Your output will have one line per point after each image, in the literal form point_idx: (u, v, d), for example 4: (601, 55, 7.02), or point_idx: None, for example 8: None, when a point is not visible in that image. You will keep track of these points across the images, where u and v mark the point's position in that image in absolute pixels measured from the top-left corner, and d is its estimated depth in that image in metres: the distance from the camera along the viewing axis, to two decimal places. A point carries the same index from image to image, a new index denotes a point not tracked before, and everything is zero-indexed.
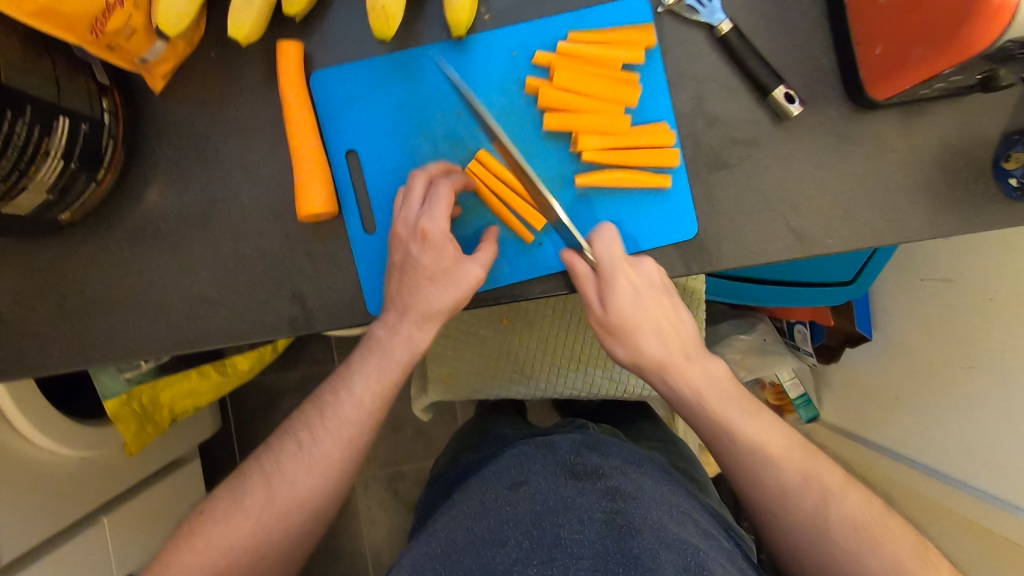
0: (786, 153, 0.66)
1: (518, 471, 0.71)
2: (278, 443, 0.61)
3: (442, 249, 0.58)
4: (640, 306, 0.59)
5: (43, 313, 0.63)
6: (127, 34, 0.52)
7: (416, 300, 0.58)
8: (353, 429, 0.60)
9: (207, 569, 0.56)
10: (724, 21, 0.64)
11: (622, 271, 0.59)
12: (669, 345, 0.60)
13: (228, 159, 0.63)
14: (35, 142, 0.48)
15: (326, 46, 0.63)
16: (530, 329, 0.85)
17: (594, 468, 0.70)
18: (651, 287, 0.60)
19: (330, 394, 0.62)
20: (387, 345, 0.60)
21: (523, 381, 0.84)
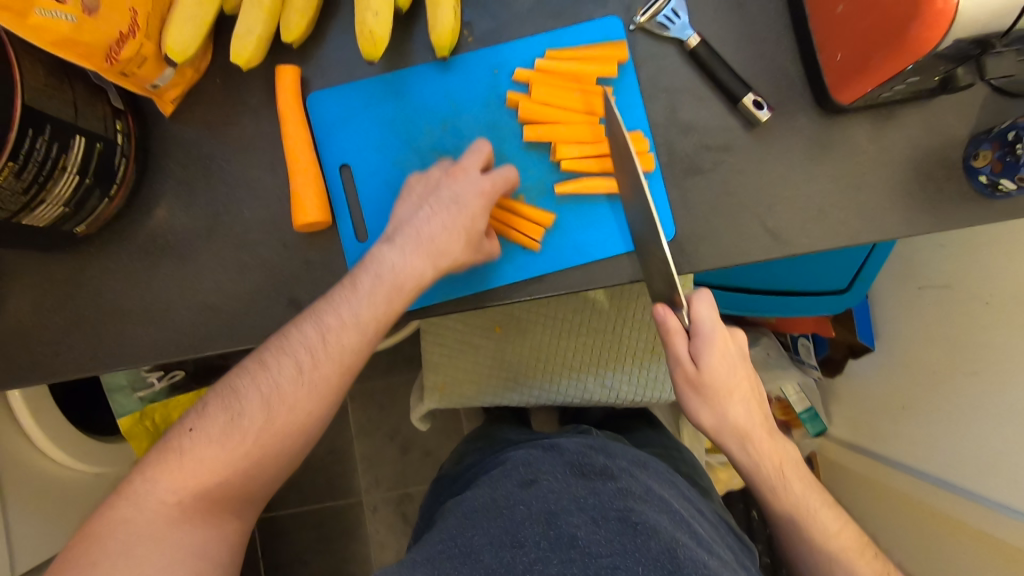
0: (758, 158, 0.69)
1: (529, 469, 0.74)
2: (277, 362, 0.61)
3: (470, 211, 0.62)
4: (732, 374, 0.64)
5: (58, 322, 0.67)
6: (139, 62, 0.58)
7: (429, 239, 0.62)
8: (349, 356, 0.62)
9: (199, 479, 0.58)
10: (693, 35, 0.68)
11: (722, 339, 0.63)
12: (750, 411, 0.65)
13: (232, 176, 0.68)
14: (54, 158, 0.53)
15: (322, 70, 0.68)
16: (522, 337, 0.88)
17: (604, 471, 0.72)
18: (740, 358, 0.65)
19: (330, 316, 0.61)
20: (392, 273, 0.61)
21: (517, 387, 0.87)
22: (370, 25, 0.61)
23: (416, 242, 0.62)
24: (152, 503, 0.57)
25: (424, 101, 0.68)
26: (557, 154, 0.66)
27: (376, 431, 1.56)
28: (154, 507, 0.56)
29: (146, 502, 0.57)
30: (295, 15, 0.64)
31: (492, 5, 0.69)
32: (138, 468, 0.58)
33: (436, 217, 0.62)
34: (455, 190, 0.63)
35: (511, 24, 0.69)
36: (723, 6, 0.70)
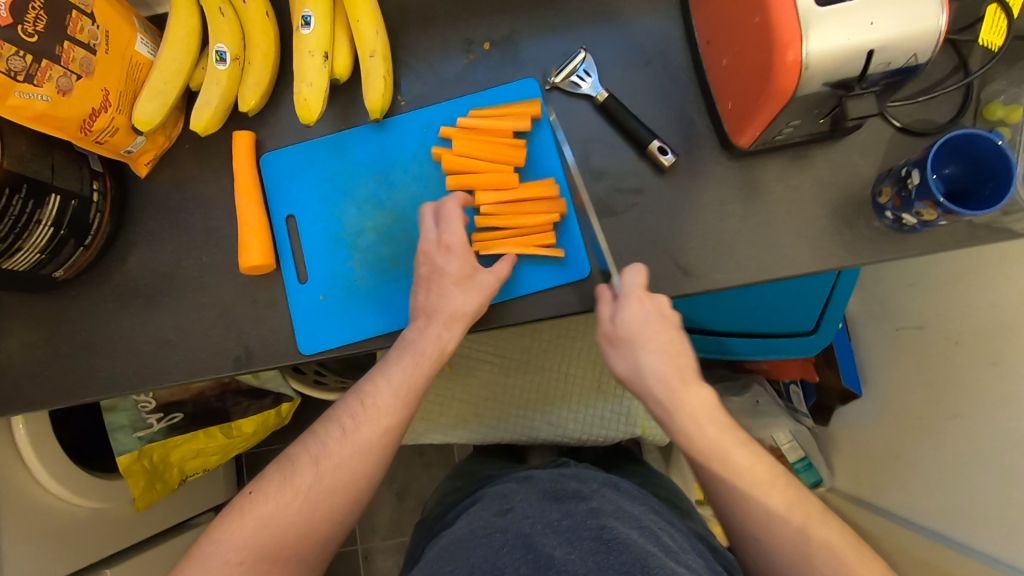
0: (669, 199, 0.74)
1: (503, 502, 0.72)
2: (323, 428, 0.64)
3: (464, 257, 0.68)
4: (647, 326, 0.66)
5: (41, 358, 0.76)
6: (111, 131, 0.68)
7: (442, 305, 0.67)
8: (392, 416, 0.64)
9: (252, 544, 0.58)
10: (602, 91, 0.74)
11: (638, 298, 0.66)
12: (670, 359, 0.65)
13: (196, 226, 0.77)
14: (30, 212, 0.63)
15: (274, 133, 0.78)
16: (471, 375, 0.95)
17: (577, 493, 0.72)
18: (662, 317, 0.66)
19: (369, 384, 0.66)
20: (420, 342, 0.67)
21: (469, 426, 0.93)
22: (305, 94, 0.70)
23: (433, 317, 0.68)
24: (216, 564, 0.56)
25: (362, 158, 0.76)
26: (477, 201, 0.74)
27: None
28: (217, 568, 0.56)
29: (211, 562, 0.57)
30: (249, 89, 0.73)
31: (422, 73, 0.78)
32: (204, 531, 0.59)
33: (437, 290, 0.68)
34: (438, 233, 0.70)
35: (440, 88, 0.78)
36: (631, 65, 0.76)
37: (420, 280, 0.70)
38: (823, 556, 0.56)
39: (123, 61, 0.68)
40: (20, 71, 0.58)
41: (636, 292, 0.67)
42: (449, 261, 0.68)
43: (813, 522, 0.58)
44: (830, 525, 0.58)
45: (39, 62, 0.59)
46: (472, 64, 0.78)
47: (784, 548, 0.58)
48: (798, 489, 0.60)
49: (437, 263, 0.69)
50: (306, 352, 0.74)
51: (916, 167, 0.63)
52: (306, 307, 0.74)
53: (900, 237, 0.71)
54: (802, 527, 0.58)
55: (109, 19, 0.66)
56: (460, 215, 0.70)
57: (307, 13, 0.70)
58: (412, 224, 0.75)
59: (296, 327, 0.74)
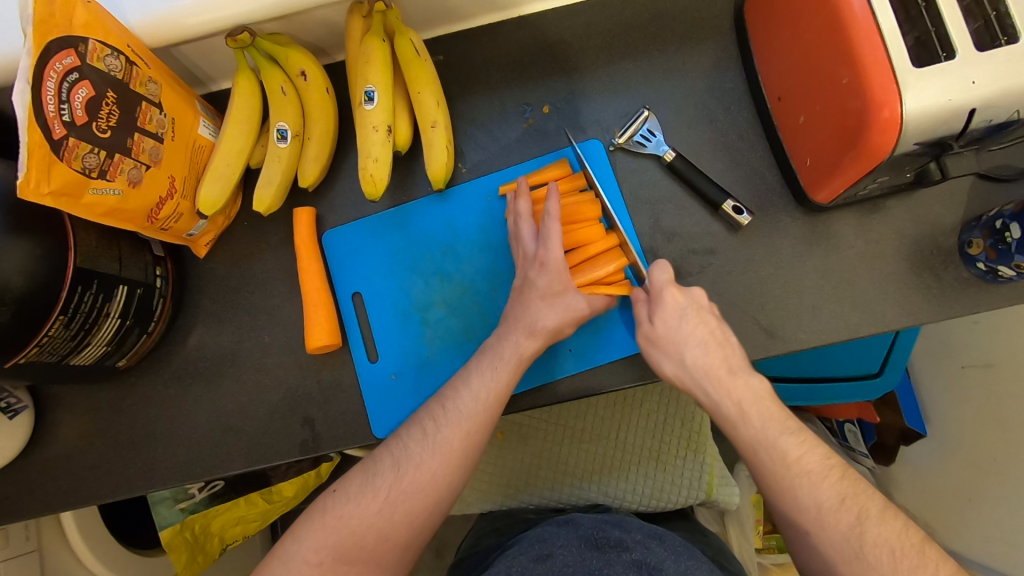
0: (744, 258, 0.71)
1: (542, 544, 0.67)
2: (405, 430, 0.61)
3: (558, 272, 0.64)
4: (685, 323, 0.63)
5: (100, 448, 0.73)
6: (176, 217, 0.67)
7: (523, 314, 0.64)
8: (473, 421, 0.60)
9: (331, 546, 0.56)
10: (669, 151, 0.73)
11: (671, 292, 0.64)
12: (712, 350, 0.62)
13: (256, 305, 0.75)
14: (99, 306, 0.61)
15: (334, 207, 0.76)
16: (524, 442, 0.92)
17: (619, 542, 0.66)
18: (700, 309, 0.63)
19: (450, 389, 0.62)
20: (500, 346, 0.63)
21: (517, 495, 0.89)
22: (371, 170, 0.69)
23: (512, 322, 0.64)
24: (297, 562, 0.55)
25: (426, 230, 0.75)
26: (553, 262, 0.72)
27: None
28: (300, 568, 0.55)
29: (292, 562, 0.55)
30: (310, 164, 0.72)
31: (482, 139, 0.77)
32: (288, 529, 0.58)
33: (536, 301, 0.64)
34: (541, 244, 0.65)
35: (501, 154, 0.77)
36: (696, 122, 0.75)
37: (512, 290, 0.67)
38: (876, 553, 0.51)
39: (188, 146, 0.67)
40: (95, 167, 0.56)
41: (669, 285, 0.64)
42: (541, 274, 0.65)
43: (867, 517, 0.53)
44: (889, 522, 0.52)
45: (112, 158, 0.58)
46: (532, 127, 0.77)
47: (834, 544, 0.53)
48: (850, 481, 0.56)
49: (530, 275, 0.66)
50: (380, 435, 0.71)
51: (1014, 221, 0.61)
52: (377, 388, 0.71)
53: (991, 287, 0.68)
54: (853, 521, 0.53)
55: (175, 106, 0.65)
56: (553, 225, 0.64)
57: (371, 87, 0.68)
58: (482, 295, 0.73)
59: (366, 408, 0.71)
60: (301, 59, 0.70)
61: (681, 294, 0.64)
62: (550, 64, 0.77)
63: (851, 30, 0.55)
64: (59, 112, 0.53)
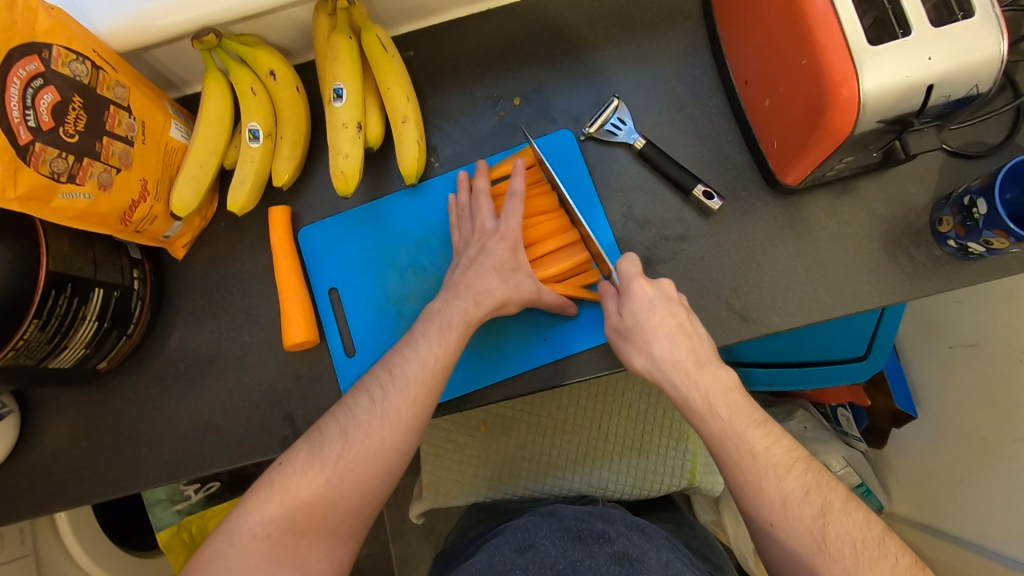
0: (717, 243, 0.71)
1: (524, 534, 0.67)
2: (352, 398, 0.61)
3: (516, 245, 0.68)
4: (653, 314, 0.61)
5: (86, 450, 0.74)
6: (150, 220, 0.68)
7: (476, 283, 0.65)
8: (421, 387, 0.60)
9: (279, 520, 0.54)
10: (639, 139, 0.73)
11: (639, 283, 0.63)
12: (680, 341, 0.60)
13: (234, 305, 0.76)
14: (75, 309, 0.61)
15: (309, 206, 0.77)
16: (508, 433, 0.92)
17: (601, 534, 0.66)
18: (669, 302, 0.62)
19: (395, 357, 0.63)
20: (447, 313, 0.64)
21: (502, 487, 0.89)
22: (342, 167, 0.69)
23: (458, 289, 0.66)
24: (243, 539, 0.54)
25: (401, 225, 0.75)
26: None
27: (408, 530, 1.46)
28: (246, 543, 0.53)
29: (239, 538, 0.54)
30: (283, 163, 0.73)
31: (454, 133, 0.77)
32: (233, 507, 0.56)
33: (484, 270, 0.66)
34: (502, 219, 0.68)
35: (474, 148, 0.77)
36: (666, 109, 0.75)
37: (464, 258, 0.68)
38: (839, 548, 0.49)
39: (160, 149, 0.68)
40: (64, 171, 0.57)
41: (637, 277, 0.63)
42: (498, 245, 0.67)
43: (831, 509, 0.51)
44: (852, 514, 0.50)
45: (81, 162, 0.59)
46: (503, 120, 0.77)
47: (798, 537, 0.50)
48: (816, 474, 0.53)
49: (487, 246, 0.67)
50: None
51: (981, 197, 0.61)
52: (356, 382, 0.72)
53: (964, 264, 0.68)
54: (817, 514, 0.51)
55: (145, 109, 0.66)
56: (515, 204, 0.69)
57: (339, 85, 0.69)
58: None
59: None
60: (270, 59, 0.71)
61: (651, 286, 0.63)
62: (520, 56, 0.78)
63: (808, 10, 0.56)
64: (24, 117, 0.53)
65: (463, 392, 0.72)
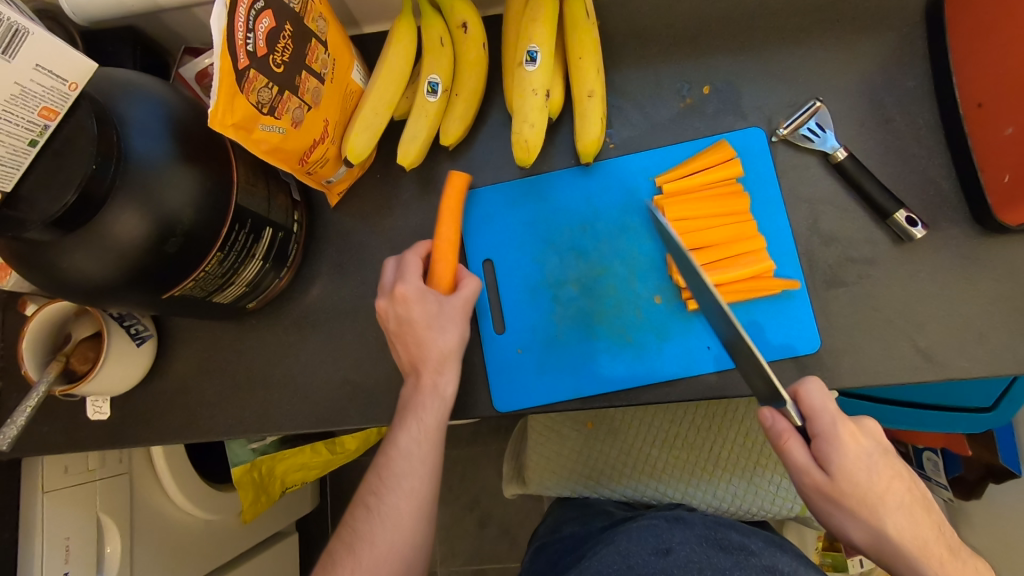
0: (909, 273, 0.66)
1: (658, 539, 0.64)
2: (352, 513, 0.62)
3: (427, 297, 0.62)
4: (873, 474, 0.55)
5: (216, 385, 0.74)
6: (322, 162, 0.65)
7: (423, 353, 0.62)
8: (413, 481, 0.61)
9: None
10: (840, 149, 0.67)
11: (854, 433, 0.56)
12: (904, 502, 0.55)
13: (381, 262, 0.74)
14: (248, 244, 0.60)
15: (471, 170, 0.74)
16: (614, 438, 0.89)
17: (741, 545, 0.64)
18: (885, 450, 0.56)
19: (381, 457, 0.63)
20: (417, 398, 0.62)
21: (598, 486, 0.87)
22: (525, 135, 0.65)
23: (419, 366, 0.63)
24: None
25: (566, 204, 0.72)
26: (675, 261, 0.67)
27: (460, 501, 1.45)
28: None
29: None
30: (454, 122, 0.70)
31: (633, 114, 0.72)
32: None
33: (436, 333, 0.62)
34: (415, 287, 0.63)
35: (653, 134, 0.72)
36: (870, 120, 0.69)
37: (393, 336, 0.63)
38: None
39: (342, 89, 0.65)
40: (267, 103, 0.54)
41: (851, 425, 0.56)
42: (413, 308, 0.62)
43: None
44: None
45: (282, 94, 0.56)
46: (688, 107, 0.72)
47: None
48: None
49: (400, 313, 0.62)
50: (502, 410, 0.68)
51: None
52: (502, 360, 0.69)
53: None
54: None
55: (337, 47, 0.63)
56: (416, 261, 0.65)
57: (534, 48, 0.64)
58: (619, 278, 0.69)
59: (490, 382, 0.69)
60: (465, 10, 0.68)
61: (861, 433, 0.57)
62: (714, 41, 0.72)
63: None
64: (244, 41, 0.50)
65: (610, 390, 0.67)
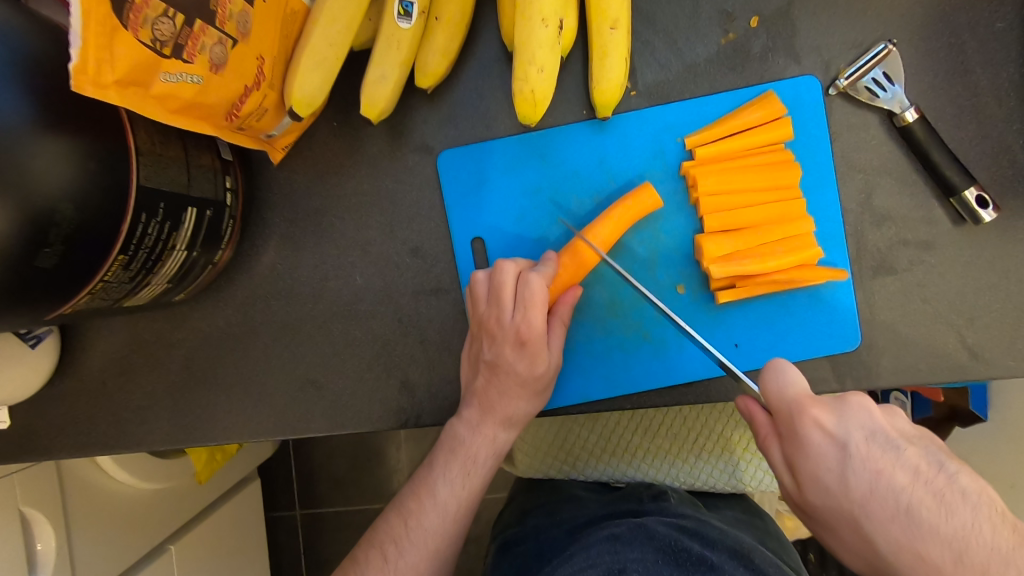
0: (965, 259, 0.57)
1: (612, 555, 0.56)
2: (363, 556, 0.53)
3: (538, 355, 0.52)
4: (851, 475, 0.39)
5: (146, 386, 0.60)
6: (259, 114, 0.48)
7: (500, 406, 0.53)
8: (441, 539, 0.53)
9: None
10: (910, 109, 0.55)
11: (812, 418, 0.41)
12: (898, 507, 0.38)
13: (343, 236, 0.59)
14: (165, 237, 0.44)
15: (454, 120, 0.58)
16: (595, 421, 0.79)
17: (703, 558, 0.56)
18: (868, 436, 0.40)
19: (412, 501, 0.55)
20: (470, 446, 0.54)
21: (577, 471, 0.79)
22: (530, 83, 0.50)
23: (487, 415, 0.54)
24: None
25: (574, 167, 0.58)
26: (704, 245, 0.56)
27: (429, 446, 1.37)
28: None
29: None
30: (433, 58, 0.53)
31: (661, 52, 0.57)
32: None
33: (521, 394, 0.53)
34: (518, 328, 0.51)
35: (685, 78, 0.57)
36: (946, 69, 0.57)
37: (483, 368, 0.53)
38: None
39: (281, 8, 0.46)
40: (167, 41, 0.37)
41: (805, 409, 0.42)
42: (520, 357, 0.52)
43: None
44: None
45: (191, 26, 0.38)
46: (731, 44, 0.57)
47: None
48: None
49: (505, 354, 0.52)
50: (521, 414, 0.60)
51: None
52: None
53: None
54: None
55: None
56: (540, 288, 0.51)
57: None
58: (637, 263, 0.58)
59: None
60: None
61: (829, 414, 0.42)
62: None
63: None
64: None
65: (617, 394, 0.58)
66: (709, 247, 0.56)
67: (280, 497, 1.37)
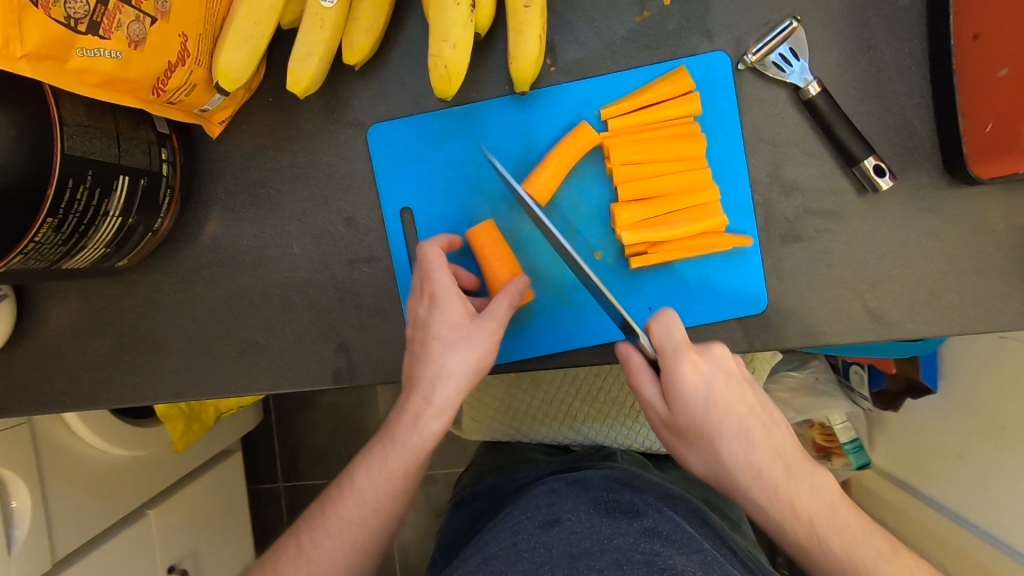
0: (868, 227, 0.60)
1: (549, 508, 0.59)
2: (280, 545, 0.57)
3: (449, 305, 0.54)
4: (709, 401, 0.48)
5: (99, 348, 0.64)
6: (186, 89, 0.51)
7: (419, 372, 0.54)
8: (360, 526, 0.55)
9: None
10: (812, 82, 0.58)
11: (690, 360, 0.48)
12: (737, 427, 0.48)
13: (282, 207, 0.63)
14: (95, 204, 0.47)
15: (384, 95, 0.61)
16: (537, 388, 0.83)
17: (630, 507, 0.60)
18: (727, 377, 0.48)
19: (334, 489, 0.57)
20: (400, 436, 0.55)
21: (520, 434, 0.83)
22: (445, 58, 0.53)
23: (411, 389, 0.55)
24: None
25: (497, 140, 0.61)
26: (616, 213, 0.59)
27: None
28: None
29: None
30: (359, 37, 0.56)
31: (579, 29, 0.60)
32: None
33: (445, 354, 0.54)
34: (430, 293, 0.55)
35: (603, 55, 0.60)
36: (851, 45, 0.59)
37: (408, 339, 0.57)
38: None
39: None
40: (82, 17, 0.41)
41: (685, 354, 0.48)
42: (432, 312, 0.55)
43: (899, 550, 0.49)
44: None
45: (105, 4, 0.42)
46: (646, 23, 0.60)
47: None
48: None
49: (423, 314, 0.55)
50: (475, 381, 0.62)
51: None
52: None
53: None
54: None
55: None
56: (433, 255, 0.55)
57: None
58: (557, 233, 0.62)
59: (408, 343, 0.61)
60: None
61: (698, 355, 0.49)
62: None
63: None
64: None
65: (540, 355, 0.62)
66: (621, 215, 0.59)
67: (260, 467, 1.42)
